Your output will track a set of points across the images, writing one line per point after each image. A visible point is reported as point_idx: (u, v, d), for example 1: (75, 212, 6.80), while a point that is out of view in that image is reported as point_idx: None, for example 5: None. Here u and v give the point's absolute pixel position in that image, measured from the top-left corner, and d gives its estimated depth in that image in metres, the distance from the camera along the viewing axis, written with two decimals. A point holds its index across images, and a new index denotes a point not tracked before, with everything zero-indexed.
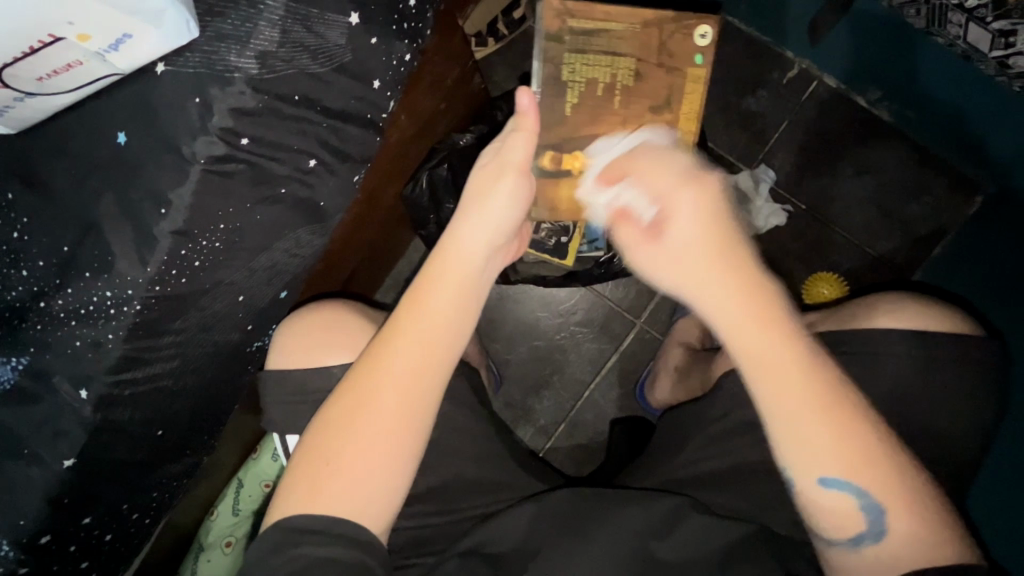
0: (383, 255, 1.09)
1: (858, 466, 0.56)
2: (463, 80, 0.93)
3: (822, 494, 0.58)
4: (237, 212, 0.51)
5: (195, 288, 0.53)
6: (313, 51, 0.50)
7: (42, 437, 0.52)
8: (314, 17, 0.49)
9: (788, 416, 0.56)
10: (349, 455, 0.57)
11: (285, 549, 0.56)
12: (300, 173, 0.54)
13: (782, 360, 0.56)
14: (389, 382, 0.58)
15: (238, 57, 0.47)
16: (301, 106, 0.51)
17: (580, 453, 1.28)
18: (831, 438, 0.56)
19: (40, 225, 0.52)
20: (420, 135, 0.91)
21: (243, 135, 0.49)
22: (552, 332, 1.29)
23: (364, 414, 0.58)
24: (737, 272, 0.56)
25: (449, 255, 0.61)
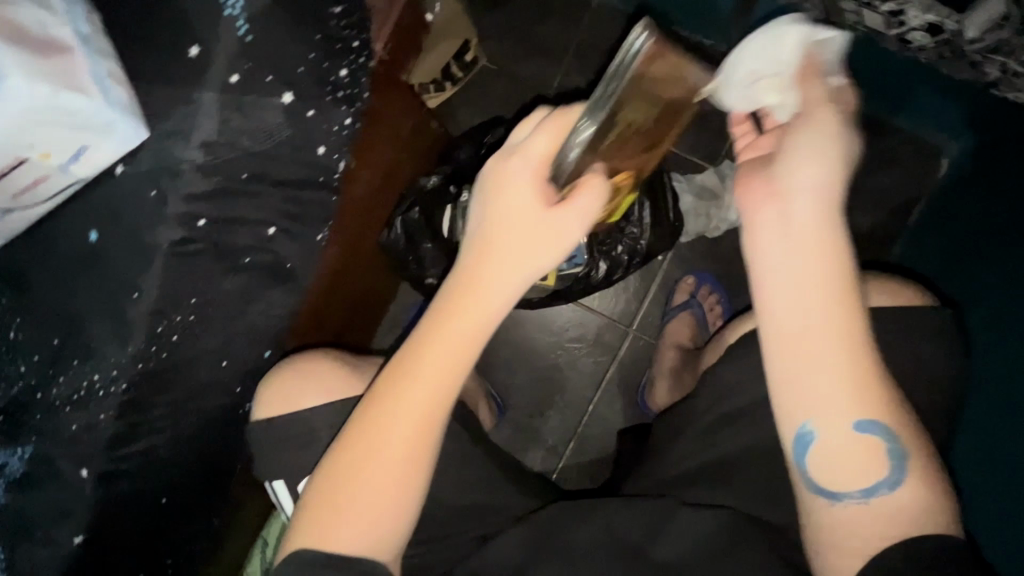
0: (372, 303, 1.14)
1: (888, 413, 0.58)
2: (421, 128, 1.00)
3: (849, 439, 0.58)
4: (206, 286, 0.56)
5: (176, 361, 0.57)
6: (250, 129, 0.55)
7: (51, 519, 0.56)
8: (251, 102, 0.54)
9: (838, 341, 0.57)
10: (362, 478, 0.59)
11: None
12: (261, 241, 0.59)
13: (836, 286, 0.58)
14: (410, 380, 0.60)
15: (186, 149, 0.52)
16: (251, 182, 0.56)
17: (592, 469, 1.28)
18: (863, 377, 0.58)
19: (31, 323, 0.57)
20: (387, 183, 0.96)
21: (200, 218, 0.54)
22: (548, 351, 1.31)
23: (382, 426, 0.59)
24: (831, 184, 0.57)
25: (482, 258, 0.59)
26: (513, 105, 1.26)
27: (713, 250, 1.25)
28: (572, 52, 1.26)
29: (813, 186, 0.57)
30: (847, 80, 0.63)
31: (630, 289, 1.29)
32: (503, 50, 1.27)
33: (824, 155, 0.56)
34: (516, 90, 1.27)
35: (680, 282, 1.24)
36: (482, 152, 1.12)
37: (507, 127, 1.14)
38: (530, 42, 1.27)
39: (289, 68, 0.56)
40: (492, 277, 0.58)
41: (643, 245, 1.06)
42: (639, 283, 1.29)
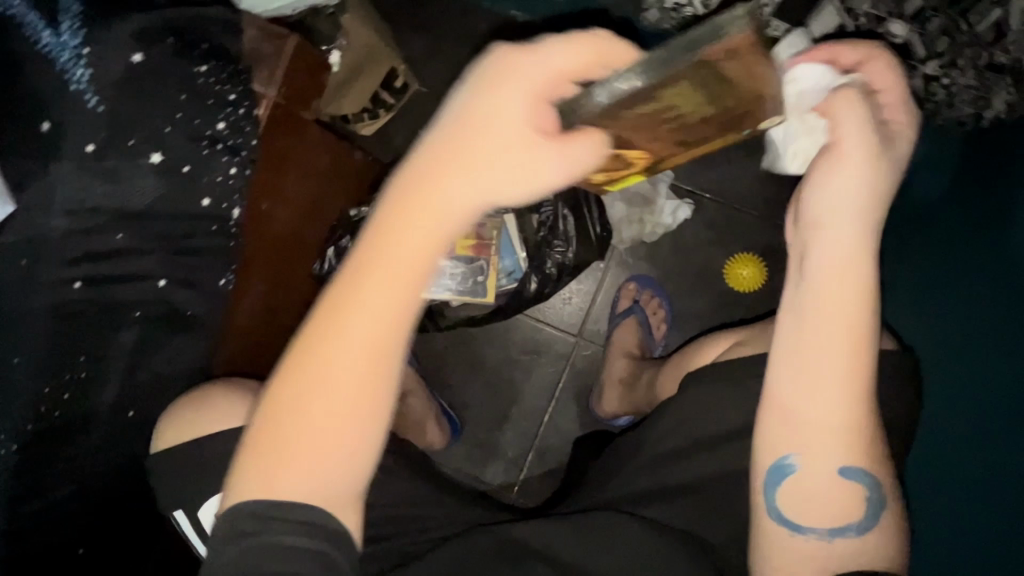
0: None
1: (869, 460, 0.64)
2: (341, 160, 1.01)
3: (835, 480, 0.64)
4: (95, 343, 0.60)
5: (73, 419, 0.59)
6: (115, 181, 0.59)
7: None
8: (117, 165, 0.59)
9: (848, 381, 0.63)
10: (313, 437, 0.52)
11: (244, 538, 0.51)
12: (153, 292, 0.63)
13: (859, 326, 0.62)
14: (356, 322, 0.51)
15: (52, 215, 0.56)
16: (127, 240, 0.60)
17: (552, 478, 1.30)
18: (853, 427, 0.63)
19: None
20: (311, 219, 0.98)
21: (76, 280, 0.57)
22: (500, 365, 1.33)
23: (332, 376, 0.51)
24: (863, 230, 0.61)
25: (429, 179, 0.48)
26: None
27: (653, 253, 1.27)
28: None
29: (845, 228, 0.61)
30: (846, 100, 0.60)
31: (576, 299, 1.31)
32: (434, 69, 1.28)
33: (863, 195, 0.61)
34: None
35: (622, 288, 1.25)
36: None
37: None
38: (458, 61, 1.28)
39: (161, 131, 0.62)
40: (452, 185, 0.48)
41: (569, 259, 1.11)
42: (583, 292, 1.31)
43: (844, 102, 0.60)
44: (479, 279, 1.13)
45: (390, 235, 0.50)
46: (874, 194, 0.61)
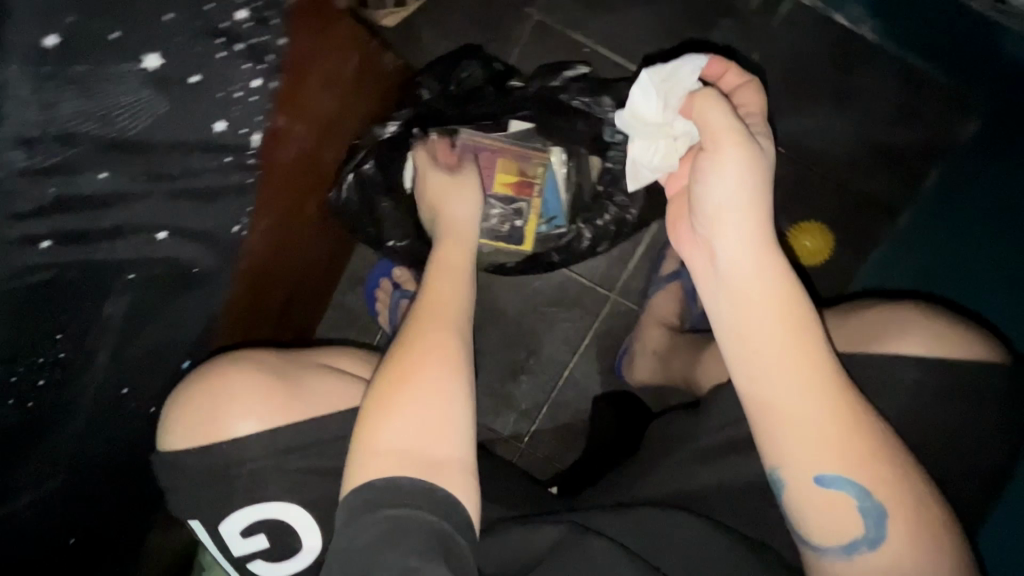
0: (325, 267, 0.99)
1: (866, 467, 0.61)
2: (370, 63, 0.81)
3: (819, 492, 0.61)
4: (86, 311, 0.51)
5: (54, 394, 0.53)
6: (103, 113, 0.45)
7: None
8: (61, 107, 0.43)
9: (815, 401, 0.61)
10: (404, 421, 0.64)
11: (376, 509, 0.58)
12: (149, 245, 0.53)
13: (779, 331, 0.62)
14: (428, 320, 0.73)
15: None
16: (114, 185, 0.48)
17: (565, 434, 1.25)
18: (836, 434, 0.61)
19: None
20: (331, 136, 0.79)
21: (45, 230, 0.45)
22: (522, 314, 1.22)
23: (424, 364, 0.68)
24: (754, 244, 0.64)
25: (451, 249, 0.83)
26: (489, 26, 1.07)
27: None
28: None
29: (744, 230, 0.64)
30: (704, 101, 0.65)
31: (614, 251, 1.19)
32: None
33: (746, 196, 0.63)
34: (492, 8, 1.07)
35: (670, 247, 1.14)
36: (450, 90, 0.95)
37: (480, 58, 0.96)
38: None
39: (155, 19, 0.47)
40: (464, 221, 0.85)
41: (632, 215, 0.96)
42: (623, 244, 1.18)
43: (703, 103, 0.65)
44: (518, 224, 1.01)
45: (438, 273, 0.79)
46: (750, 199, 0.63)
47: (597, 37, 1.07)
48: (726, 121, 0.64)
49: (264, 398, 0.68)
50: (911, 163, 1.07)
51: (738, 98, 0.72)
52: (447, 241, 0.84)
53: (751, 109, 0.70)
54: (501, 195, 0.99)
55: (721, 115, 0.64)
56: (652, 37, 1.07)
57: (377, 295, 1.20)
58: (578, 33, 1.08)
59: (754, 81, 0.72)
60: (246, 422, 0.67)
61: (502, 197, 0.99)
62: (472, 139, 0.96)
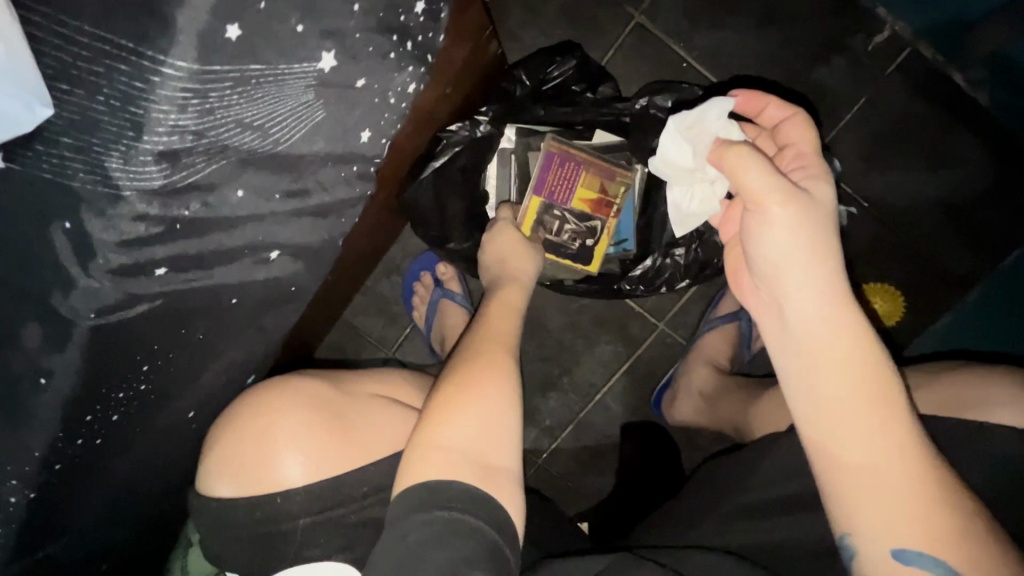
0: (371, 252, 0.93)
1: (956, 544, 0.47)
2: (478, 53, 0.73)
3: (901, 572, 0.48)
4: (190, 321, 0.52)
5: (135, 398, 0.54)
6: (259, 128, 0.46)
7: None
8: (221, 127, 0.44)
9: (892, 460, 0.49)
10: (459, 423, 0.57)
11: (419, 512, 0.51)
12: (259, 261, 0.53)
13: (856, 384, 0.51)
14: (481, 344, 0.67)
15: (122, 209, 0.42)
16: (282, 201, 0.50)
17: (586, 458, 1.20)
18: (916, 501, 0.48)
19: None
20: (421, 129, 0.72)
21: (173, 228, 0.45)
22: (562, 330, 1.17)
23: (478, 373, 0.62)
24: (820, 280, 0.53)
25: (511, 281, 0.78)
26: (585, 23, 0.98)
27: None
28: None
29: (801, 267, 0.54)
30: (736, 155, 0.57)
31: None
32: None
33: (805, 239, 0.53)
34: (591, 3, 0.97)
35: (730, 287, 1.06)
36: (545, 88, 0.87)
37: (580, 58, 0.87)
38: None
39: (347, 33, 0.46)
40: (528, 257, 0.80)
41: (719, 260, 0.89)
42: None
43: (734, 158, 0.57)
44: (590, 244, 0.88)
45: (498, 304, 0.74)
46: (813, 236, 0.54)
47: (698, 53, 0.99)
48: (766, 168, 0.55)
49: (306, 435, 0.63)
50: (994, 242, 1.02)
51: (783, 135, 0.65)
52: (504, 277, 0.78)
53: (807, 147, 0.62)
54: (577, 210, 0.87)
55: (760, 162, 0.56)
56: (756, 63, 0.99)
57: (415, 289, 1.11)
58: (680, 46, 0.99)
59: (802, 113, 0.64)
60: (293, 462, 0.61)
61: (579, 212, 0.87)
62: (559, 145, 0.85)
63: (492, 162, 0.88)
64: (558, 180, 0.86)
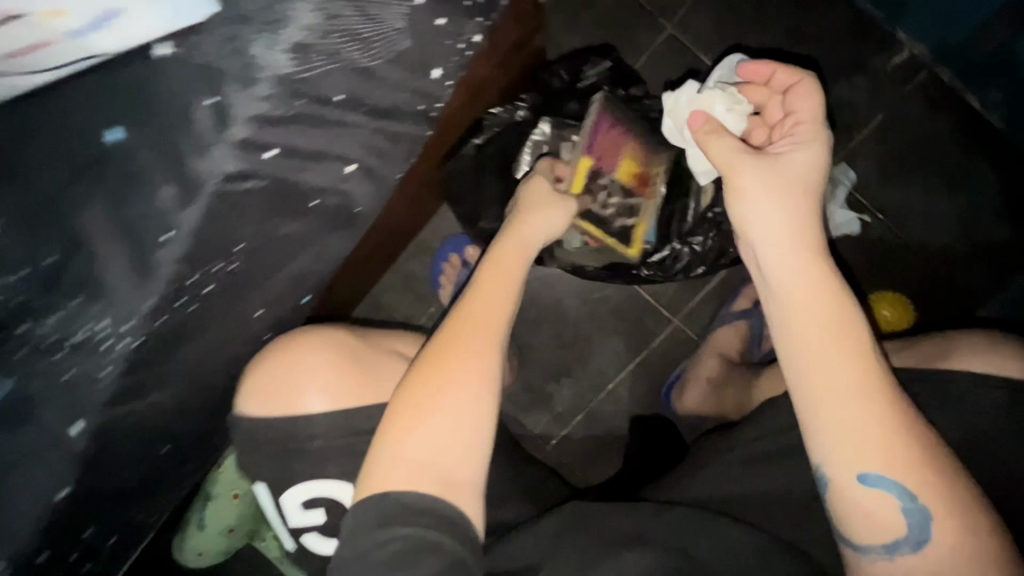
0: (409, 226, 1.01)
1: (910, 469, 0.53)
2: (523, 43, 0.82)
3: (861, 494, 0.55)
4: (258, 231, 0.49)
5: (200, 314, 0.48)
6: (365, 41, 0.48)
7: (31, 466, 0.45)
8: (337, 43, 0.46)
9: (854, 400, 0.54)
10: (429, 426, 0.58)
11: (367, 537, 0.55)
12: (335, 180, 0.52)
13: (829, 334, 0.56)
14: (465, 325, 0.63)
15: (253, 89, 0.44)
16: (352, 113, 0.49)
17: (595, 447, 1.23)
18: (878, 433, 0.54)
19: (24, 229, 0.44)
20: (468, 108, 0.80)
21: (268, 146, 0.45)
22: (580, 319, 1.22)
23: (453, 363, 0.60)
24: (793, 240, 0.59)
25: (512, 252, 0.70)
26: (621, 32, 1.06)
27: None
28: None
29: (777, 228, 0.59)
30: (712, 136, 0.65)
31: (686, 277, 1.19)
32: None
33: (778, 204, 0.59)
34: (628, 15, 1.05)
35: (745, 286, 1.11)
36: (580, 85, 0.93)
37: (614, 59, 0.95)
38: None
39: None
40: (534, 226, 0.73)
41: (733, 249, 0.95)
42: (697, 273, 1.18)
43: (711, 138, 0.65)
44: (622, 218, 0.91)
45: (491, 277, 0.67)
46: (786, 202, 0.60)
47: None
48: (734, 146, 0.63)
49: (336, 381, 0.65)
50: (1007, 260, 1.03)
51: (793, 100, 0.67)
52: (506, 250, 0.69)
53: (806, 116, 0.65)
54: (620, 180, 0.89)
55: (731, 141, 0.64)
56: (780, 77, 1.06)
57: (443, 269, 1.18)
58: (709, 58, 1.06)
59: (806, 79, 0.67)
60: (319, 394, 0.65)
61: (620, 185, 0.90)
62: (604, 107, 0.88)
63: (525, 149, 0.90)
64: (603, 147, 0.88)
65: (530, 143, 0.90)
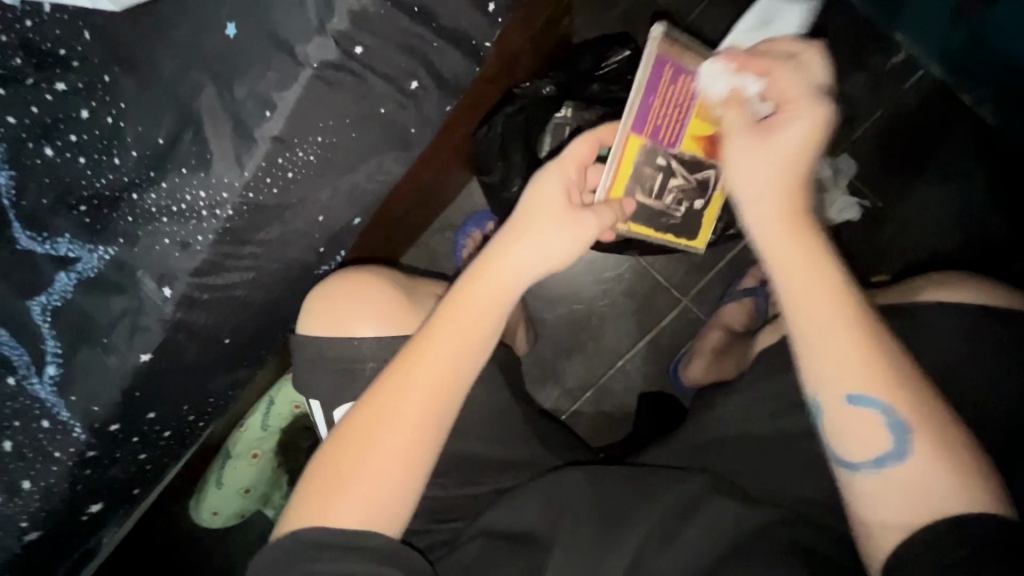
0: (437, 194, 1.07)
1: (892, 384, 0.51)
2: (552, 23, 0.92)
3: (844, 412, 0.53)
4: (335, 126, 0.48)
5: (284, 200, 0.50)
6: None
7: (122, 329, 0.52)
8: None
9: (825, 322, 0.53)
10: (370, 462, 0.58)
11: (301, 564, 0.54)
12: (401, 95, 0.50)
13: (808, 260, 0.55)
14: (421, 358, 0.60)
15: None
16: (418, 19, 0.47)
17: (603, 422, 1.27)
18: (857, 351, 0.52)
19: (138, 111, 0.49)
20: (501, 76, 0.89)
21: (358, 44, 0.46)
22: (594, 297, 1.27)
23: (401, 394, 0.59)
24: (774, 180, 0.56)
25: (486, 271, 0.62)
26: (642, 26, 1.12)
27: None
28: None
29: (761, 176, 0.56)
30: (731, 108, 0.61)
31: (696, 259, 1.24)
32: None
33: (767, 167, 0.56)
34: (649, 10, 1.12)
35: (753, 266, 1.18)
36: (600, 72, 1.00)
37: (634, 48, 1.02)
38: None
39: None
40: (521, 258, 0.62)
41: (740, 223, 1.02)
42: (707, 255, 1.24)
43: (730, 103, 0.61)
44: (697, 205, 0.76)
45: (458, 308, 0.61)
46: (778, 165, 0.56)
47: None
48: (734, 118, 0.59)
49: (377, 308, 0.68)
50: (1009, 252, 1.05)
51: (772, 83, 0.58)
52: (483, 263, 0.62)
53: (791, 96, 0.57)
54: (688, 152, 0.71)
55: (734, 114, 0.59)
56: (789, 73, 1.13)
57: (464, 244, 1.18)
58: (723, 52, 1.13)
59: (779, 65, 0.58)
60: (369, 324, 0.67)
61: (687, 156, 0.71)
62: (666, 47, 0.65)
63: (546, 133, 0.96)
64: (668, 107, 0.67)
65: (552, 124, 0.96)
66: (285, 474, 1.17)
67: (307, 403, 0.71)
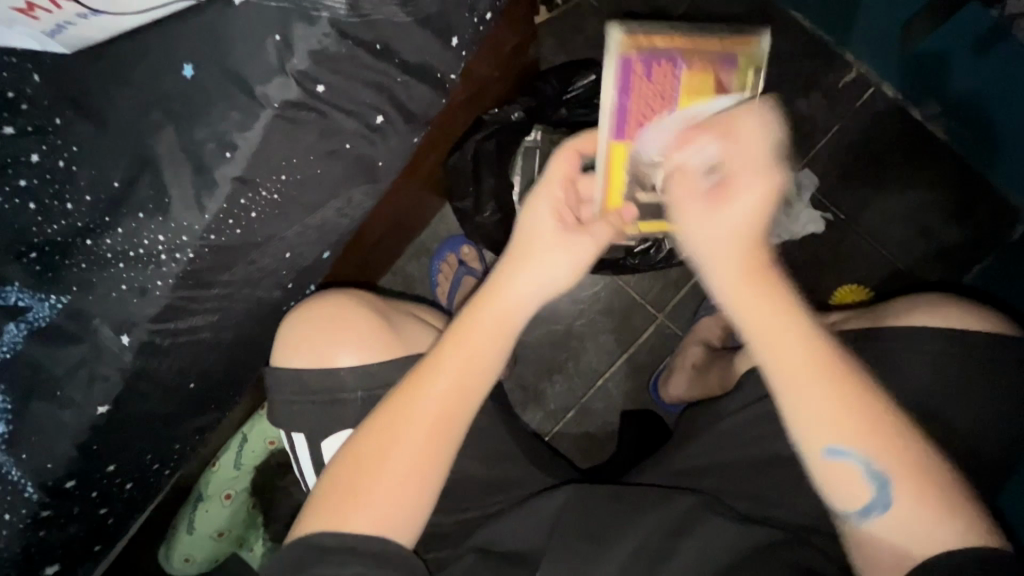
0: (410, 220, 1.07)
1: (871, 434, 0.53)
2: (519, 49, 0.93)
3: (828, 464, 0.54)
4: (300, 164, 0.48)
5: (248, 241, 0.49)
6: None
7: (78, 381, 0.50)
8: None
9: (793, 373, 0.54)
10: (391, 471, 0.58)
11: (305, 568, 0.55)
12: (367, 129, 0.50)
13: (786, 325, 0.55)
14: (437, 376, 0.60)
15: (314, 28, 0.43)
16: (381, 56, 0.47)
17: (587, 442, 1.26)
18: (833, 399, 0.53)
19: (93, 154, 0.47)
20: (470, 103, 0.89)
21: (320, 82, 0.45)
22: (572, 317, 1.27)
23: (419, 405, 0.59)
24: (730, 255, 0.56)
25: (487, 304, 0.62)
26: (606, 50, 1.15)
27: None
28: (683, 9, 1.15)
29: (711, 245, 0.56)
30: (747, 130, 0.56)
31: (669, 275, 1.26)
32: None
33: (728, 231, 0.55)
34: None
35: None
36: (567, 96, 1.01)
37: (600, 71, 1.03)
38: None
39: None
40: (515, 289, 0.61)
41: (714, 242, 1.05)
42: (680, 271, 1.26)
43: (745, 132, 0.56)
44: None
45: (458, 342, 0.61)
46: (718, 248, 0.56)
47: None
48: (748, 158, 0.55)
49: (360, 335, 0.67)
50: (964, 257, 1.09)
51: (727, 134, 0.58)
52: (487, 289, 0.62)
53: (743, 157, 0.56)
54: None
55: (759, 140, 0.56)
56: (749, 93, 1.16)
57: (440, 269, 1.18)
58: None
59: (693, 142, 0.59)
60: (351, 352, 0.66)
61: None
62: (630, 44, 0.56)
63: (517, 157, 0.96)
64: (650, 104, 0.59)
65: (521, 147, 0.96)
66: (261, 513, 1.12)
67: (285, 437, 0.68)
